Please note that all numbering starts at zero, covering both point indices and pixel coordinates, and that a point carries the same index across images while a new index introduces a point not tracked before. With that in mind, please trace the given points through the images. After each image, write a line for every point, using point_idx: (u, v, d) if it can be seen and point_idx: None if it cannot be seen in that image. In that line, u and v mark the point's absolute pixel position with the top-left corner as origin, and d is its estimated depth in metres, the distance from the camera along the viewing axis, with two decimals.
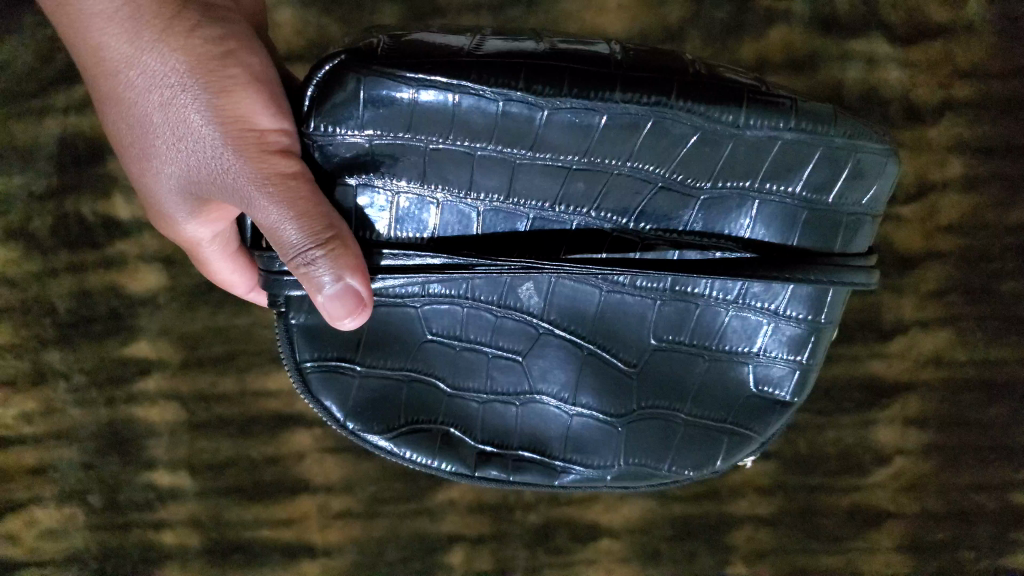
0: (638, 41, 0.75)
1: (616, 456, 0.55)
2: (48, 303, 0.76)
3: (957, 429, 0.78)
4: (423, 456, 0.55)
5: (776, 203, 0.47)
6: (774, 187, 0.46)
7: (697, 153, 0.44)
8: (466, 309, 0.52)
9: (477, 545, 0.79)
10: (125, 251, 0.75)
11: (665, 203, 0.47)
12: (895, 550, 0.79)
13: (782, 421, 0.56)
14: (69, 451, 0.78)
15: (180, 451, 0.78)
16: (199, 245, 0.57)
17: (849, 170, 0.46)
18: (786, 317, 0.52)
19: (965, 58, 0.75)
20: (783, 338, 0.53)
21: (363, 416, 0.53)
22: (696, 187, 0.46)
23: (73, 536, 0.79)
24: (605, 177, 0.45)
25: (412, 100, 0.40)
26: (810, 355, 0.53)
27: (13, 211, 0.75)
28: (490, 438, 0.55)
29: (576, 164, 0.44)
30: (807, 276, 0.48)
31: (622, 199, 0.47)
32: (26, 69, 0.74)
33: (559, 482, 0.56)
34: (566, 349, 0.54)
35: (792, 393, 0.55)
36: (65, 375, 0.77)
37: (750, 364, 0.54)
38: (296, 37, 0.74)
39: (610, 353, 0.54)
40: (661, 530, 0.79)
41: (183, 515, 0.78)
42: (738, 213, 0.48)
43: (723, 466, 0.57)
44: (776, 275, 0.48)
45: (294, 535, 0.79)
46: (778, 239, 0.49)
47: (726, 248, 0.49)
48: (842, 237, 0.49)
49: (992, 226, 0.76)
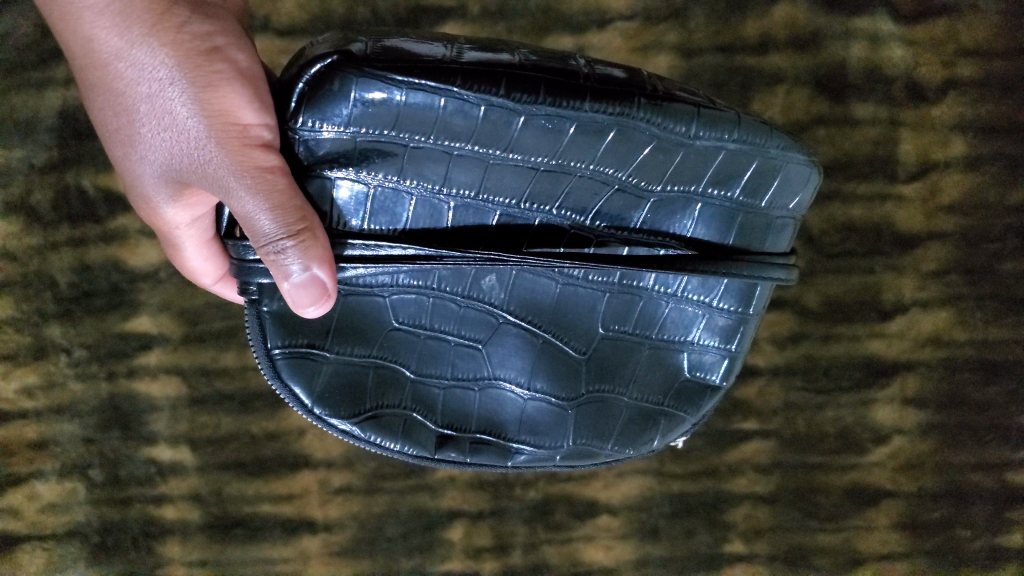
0: (640, 16, 0.74)
1: (565, 436, 0.56)
2: (48, 278, 0.76)
3: (955, 408, 0.79)
4: (386, 439, 0.53)
5: (716, 206, 0.49)
6: (716, 192, 0.48)
7: (652, 160, 0.45)
8: (431, 300, 0.51)
9: (477, 521, 0.79)
10: (126, 225, 0.75)
11: (619, 205, 0.48)
12: (893, 528, 0.80)
13: (711, 403, 0.58)
14: (69, 425, 0.78)
15: (181, 426, 0.78)
16: (175, 229, 0.56)
17: (777, 182, 0.49)
18: (719, 309, 0.55)
19: (969, 36, 0.75)
20: (715, 328, 0.56)
21: (331, 401, 0.50)
22: (648, 190, 0.47)
23: (73, 511, 0.79)
24: (569, 179, 0.45)
25: (401, 101, 0.39)
26: (738, 344, 0.56)
27: (13, 185, 0.75)
28: (449, 422, 0.54)
29: (543, 165, 0.44)
30: (737, 272, 0.51)
31: (581, 199, 0.47)
32: (25, 41, 0.74)
33: (512, 463, 0.56)
34: (524, 339, 0.54)
35: (722, 378, 0.57)
36: (66, 350, 0.77)
37: (685, 351, 0.56)
38: (298, 10, 0.73)
39: (562, 342, 0.54)
40: (659, 507, 0.80)
41: (185, 489, 0.78)
42: (682, 215, 0.50)
43: (659, 445, 0.59)
44: (714, 270, 0.50)
45: (294, 510, 0.79)
46: (717, 239, 0.51)
47: (669, 245, 0.51)
48: (771, 237, 0.52)
49: (993, 206, 0.76)
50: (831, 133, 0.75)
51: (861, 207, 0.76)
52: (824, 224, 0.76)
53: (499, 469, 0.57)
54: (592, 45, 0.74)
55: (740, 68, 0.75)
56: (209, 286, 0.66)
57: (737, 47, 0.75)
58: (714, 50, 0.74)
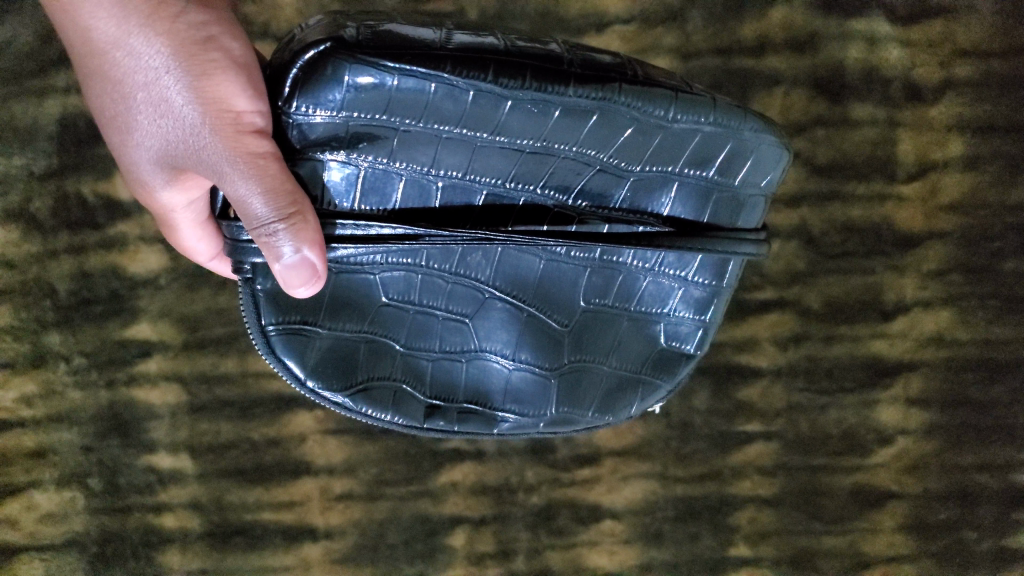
0: (639, 20, 0.74)
1: (549, 404, 0.56)
2: (47, 285, 0.76)
3: (959, 409, 0.79)
4: (376, 410, 0.52)
5: (693, 186, 0.50)
6: (693, 172, 0.49)
7: (634, 141, 0.45)
8: (421, 276, 0.50)
9: (479, 527, 0.79)
10: (126, 232, 0.75)
11: (600, 184, 0.48)
12: (898, 531, 0.79)
13: (685, 371, 0.59)
14: (69, 433, 0.77)
15: (181, 433, 0.77)
16: (171, 212, 0.56)
17: (749, 163, 0.49)
18: (694, 282, 0.55)
19: (966, 37, 0.75)
20: (690, 300, 0.56)
21: (322, 373, 0.50)
22: (629, 170, 0.47)
23: (72, 520, 0.78)
24: (552, 160, 0.45)
25: (393, 87, 0.39)
26: (711, 315, 0.57)
27: (13, 193, 0.74)
28: (437, 394, 0.53)
29: (528, 148, 0.44)
30: (712, 247, 0.51)
31: (565, 178, 0.47)
32: (25, 49, 0.74)
33: (497, 430, 0.56)
34: (509, 313, 0.53)
35: (696, 346, 0.58)
36: (65, 358, 0.76)
37: (661, 322, 0.57)
38: (298, 17, 0.73)
39: (546, 316, 0.54)
40: (663, 511, 0.79)
41: (185, 498, 0.78)
42: (660, 194, 0.50)
43: (636, 410, 0.60)
44: (691, 246, 0.51)
45: (295, 518, 0.78)
46: (692, 217, 0.51)
47: (648, 223, 0.50)
48: (741, 214, 0.52)
49: (993, 205, 0.76)
50: (830, 133, 0.75)
51: (861, 207, 0.76)
52: (825, 225, 0.76)
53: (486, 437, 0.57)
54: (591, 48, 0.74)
55: (739, 70, 0.75)
56: (204, 263, 0.66)
57: (735, 50, 0.75)
58: (712, 52, 0.75)
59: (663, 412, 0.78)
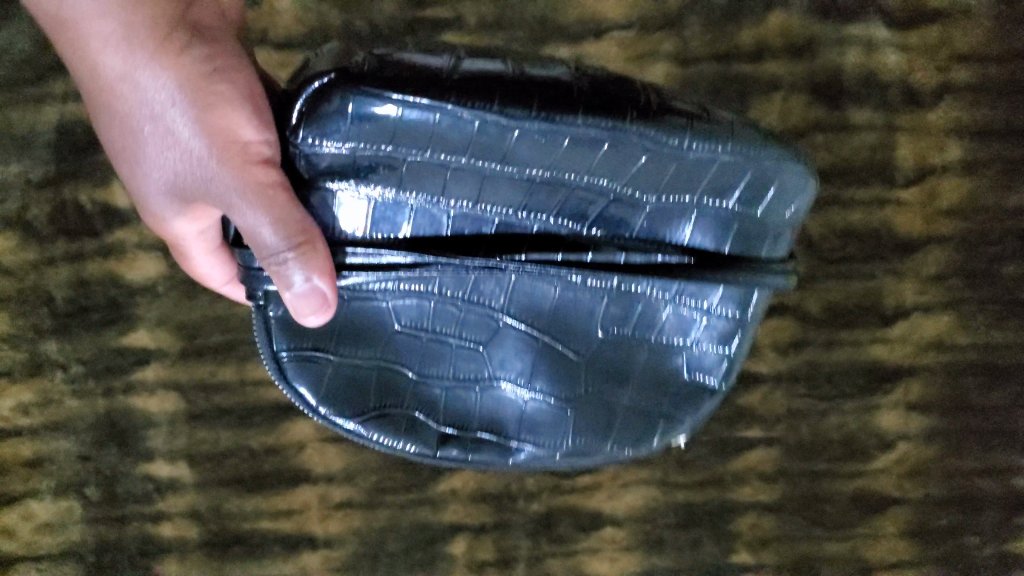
0: (638, 26, 0.74)
1: (565, 436, 0.54)
2: (45, 293, 0.75)
3: (960, 413, 0.78)
4: (389, 438, 0.53)
5: (712, 215, 0.47)
6: (711, 201, 0.46)
7: (647, 169, 0.44)
8: (433, 303, 0.50)
9: (480, 535, 0.78)
10: (125, 239, 0.75)
11: (617, 211, 0.47)
12: (901, 537, 0.79)
13: (710, 406, 0.55)
14: (66, 442, 0.77)
15: (179, 441, 0.77)
16: (180, 240, 0.55)
17: (773, 190, 0.45)
18: (718, 313, 0.51)
19: (963, 42, 0.76)
20: (714, 332, 0.52)
21: (334, 400, 0.52)
22: (644, 199, 0.46)
23: (68, 530, 0.78)
24: (563, 189, 0.45)
25: (397, 117, 0.39)
26: (737, 346, 0.52)
27: (11, 199, 0.74)
28: (451, 421, 0.53)
29: (538, 176, 0.44)
30: (732, 278, 0.48)
31: (580, 206, 0.46)
32: (24, 56, 0.73)
33: (513, 461, 0.54)
34: (524, 339, 0.52)
35: (721, 380, 0.54)
36: (62, 365, 0.76)
37: (683, 354, 0.53)
38: (296, 24, 0.72)
39: (562, 344, 0.52)
40: (664, 518, 0.79)
41: (183, 506, 0.77)
42: (681, 221, 0.47)
43: (659, 445, 0.56)
44: (712, 278, 0.48)
45: (294, 526, 0.78)
46: (714, 246, 0.48)
47: (666, 252, 0.48)
48: (767, 244, 0.49)
49: (992, 209, 0.76)
50: (829, 138, 0.75)
51: (860, 212, 0.76)
52: (824, 229, 0.76)
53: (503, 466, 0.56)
54: (590, 54, 0.73)
55: (739, 75, 0.75)
56: (218, 288, 0.65)
57: (734, 56, 0.74)
58: (710, 58, 0.74)
59: None
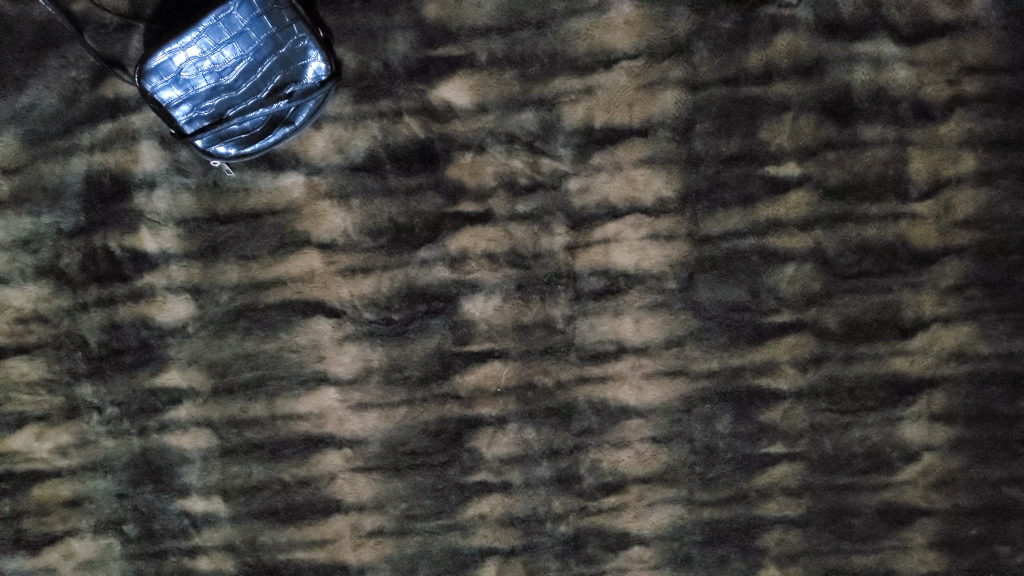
0: (646, 56, 0.74)
1: (273, 170, 0.75)
2: (79, 338, 0.77)
3: (985, 423, 0.79)
4: (235, 126, 0.72)
5: (209, 51, 0.71)
6: (167, 70, 0.70)
7: (180, 43, 0.70)
8: (252, 134, 0.72)
9: (510, 557, 0.80)
10: (153, 282, 0.76)
11: (186, 77, 0.71)
12: (928, 546, 0.80)
13: (228, 130, 0.72)
14: (103, 482, 0.79)
15: (212, 477, 0.79)
16: None
17: (219, 41, 0.71)
18: (205, 45, 0.71)
19: (974, 54, 0.75)
20: (213, 33, 0.70)
21: (228, 151, 0.72)
22: (186, 60, 0.70)
23: (110, 565, 0.81)
24: (269, 33, 0.71)
25: (189, 43, 0.70)
26: (201, 40, 0.70)
27: (43, 250, 0.76)
28: (270, 131, 0.72)
29: (246, 25, 0.70)
30: (217, 36, 0.71)
31: (280, 43, 0.71)
32: (50, 111, 0.75)
33: (302, 198, 0.75)
34: (272, 125, 0.72)
35: (194, 40, 0.70)
36: (98, 408, 0.78)
37: (208, 34, 0.70)
38: None
39: (250, 127, 0.72)
40: (691, 536, 0.80)
41: (217, 540, 0.80)
42: (191, 61, 0.71)
43: (269, 98, 0.72)
44: (217, 24, 0.70)
45: (328, 555, 0.80)
46: (175, 75, 0.71)
47: (195, 40, 0.70)
48: (232, 76, 0.72)
49: (1009, 219, 0.76)
50: (840, 156, 0.76)
51: (874, 227, 0.76)
52: (840, 246, 0.76)
53: (488, 320, 0.77)
54: (601, 84, 0.74)
55: (746, 98, 0.75)
56: None
57: (742, 78, 0.75)
58: (719, 83, 0.75)
59: (686, 436, 0.79)
